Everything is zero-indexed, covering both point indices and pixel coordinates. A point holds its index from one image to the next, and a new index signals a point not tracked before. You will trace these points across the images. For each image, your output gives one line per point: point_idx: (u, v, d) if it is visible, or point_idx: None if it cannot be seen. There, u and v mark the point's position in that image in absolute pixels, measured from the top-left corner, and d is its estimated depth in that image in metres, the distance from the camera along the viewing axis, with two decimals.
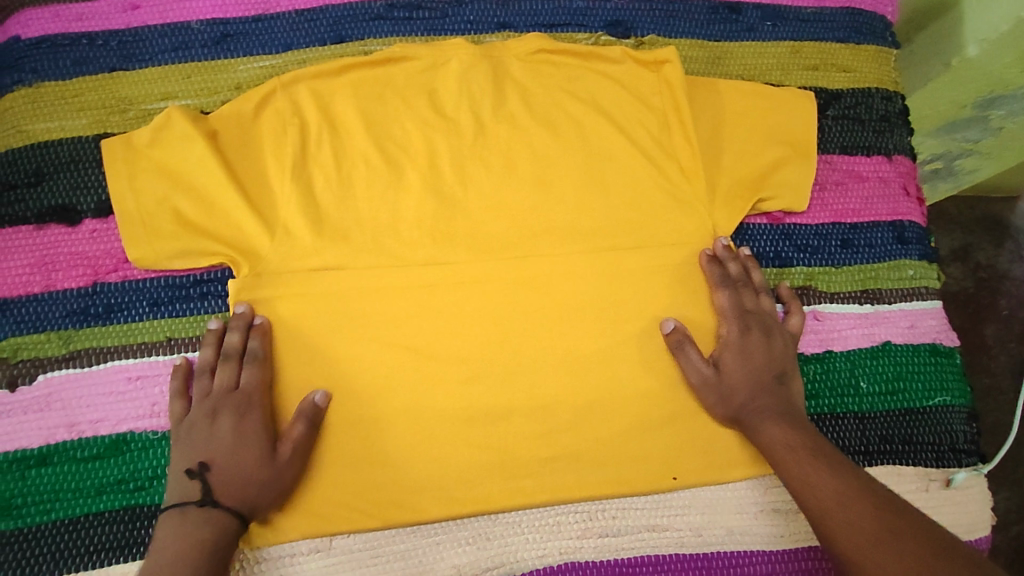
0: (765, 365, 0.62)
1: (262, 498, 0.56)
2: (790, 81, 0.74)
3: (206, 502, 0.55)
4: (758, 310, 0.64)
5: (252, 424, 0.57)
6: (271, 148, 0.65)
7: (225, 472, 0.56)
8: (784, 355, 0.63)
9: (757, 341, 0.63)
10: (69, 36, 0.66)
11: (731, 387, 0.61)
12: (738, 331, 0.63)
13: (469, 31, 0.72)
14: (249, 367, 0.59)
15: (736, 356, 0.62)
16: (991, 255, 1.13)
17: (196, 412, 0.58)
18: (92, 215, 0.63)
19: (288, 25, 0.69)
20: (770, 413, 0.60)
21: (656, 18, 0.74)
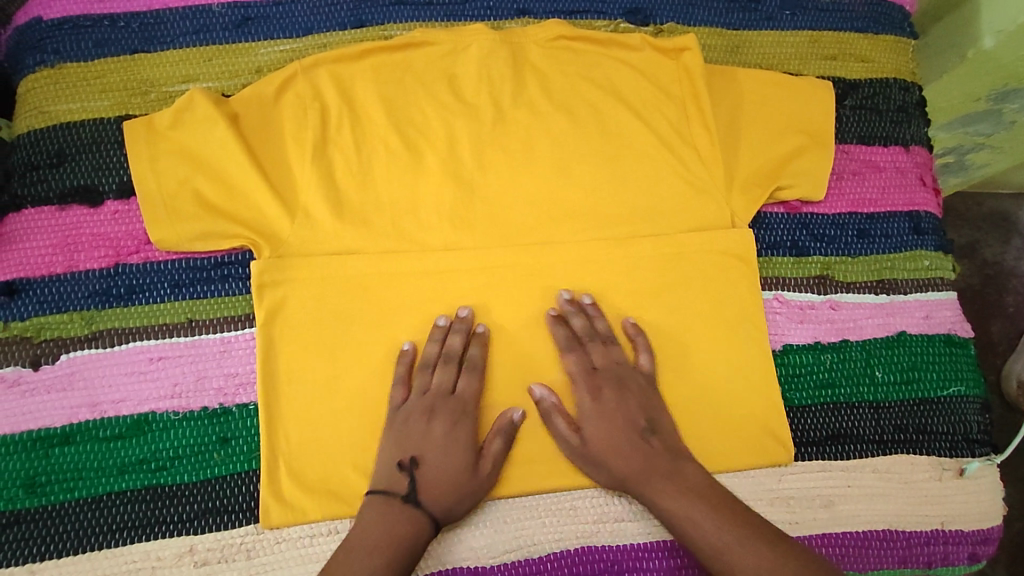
0: (598, 426, 0.59)
1: (451, 503, 0.57)
2: (809, 71, 0.74)
3: (410, 499, 0.56)
4: (612, 364, 0.62)
5: (465, 433, 0.59)
6: (291, 132, 0.65)
7: (445, 480, 0.57)
8: (620, 411, 0.60)
9: (610, 400, 0.60)
10: (91, 17, 0.66)
11: (597, 452, 0.59)
12: (592, 395, 0.60)
13: (488, 17, 0.72)
14: (466, 376, 0.61)
15: (597, 420, 0.60)
16: (998, 251, 1.13)
17: (409, 407, 0.59)
18: (113, 196, 0.63)
19: (309, 9, 0.69)
20: (648, 477, 0.57)
21: (675, 6, 0.74)
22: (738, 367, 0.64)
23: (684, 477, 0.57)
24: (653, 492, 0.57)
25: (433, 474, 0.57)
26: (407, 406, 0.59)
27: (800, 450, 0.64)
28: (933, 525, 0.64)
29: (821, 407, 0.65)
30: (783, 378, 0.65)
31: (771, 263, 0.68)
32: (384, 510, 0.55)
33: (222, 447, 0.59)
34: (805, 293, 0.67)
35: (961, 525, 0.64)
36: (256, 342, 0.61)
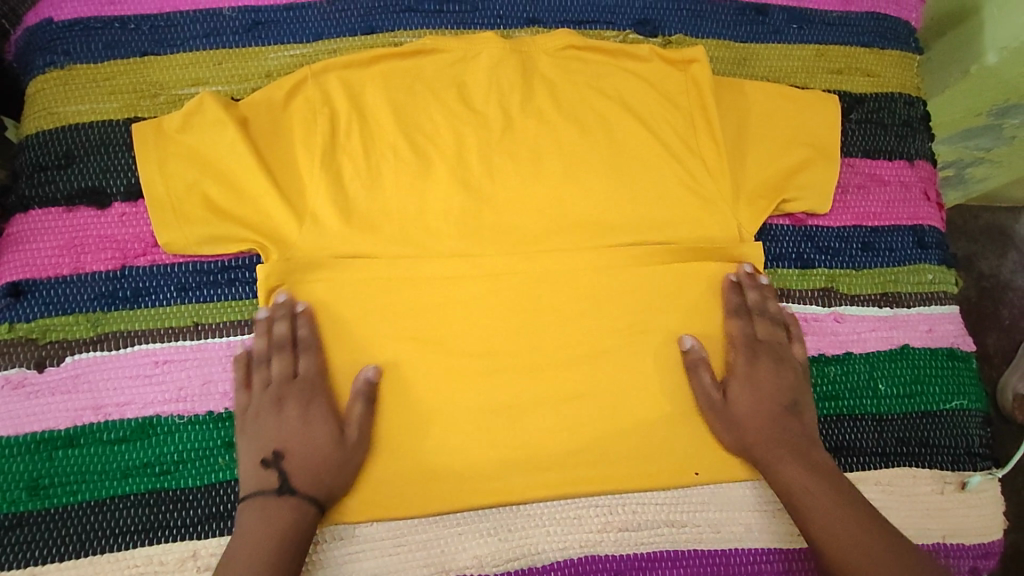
0: (768, 392, 0.63)
1: (331, 482, 0.58)
2: (816, 84, 0.74)
3: (285, 491, 0.56)
4: (773, 338, 0.64)
5: (319, 412, 0.59)
6: (300, 137, 0.65)
7: (304, 460, 0.57)
8: (785, 383, 0.63)
9: (767, 370, 0.63)
10: (101, 19, 0.66)
11: (737, 413, 0.62)
12: (747, 359, 0.63)
13: (499, 26, 0.71)
14: (305, 355, 0.60)
15: (744, 384, 0.63)
16: (994, 264, 1.14)
17: (257, 407, 0.59)
18: (121, 198, 0.63)
19: (320, 14, 0.69)
20: (777, 445, 0.61)
21: (684, 18, 0.74)
22: None
23: (807, 454, 0.60)
24: (777, 460, 0.60)
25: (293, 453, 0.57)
26: (253, 405, 0.59)
27: None
28: (936, 539, 0.64)
29: (824, 419, 0.65)
30: None
31: (775, 274, 0.68)
32: (263, 511, 0.56)
33: (227, 451, 0.59)
34: (809, 305, 0.68)
35: (962, 539, 0.64)
36: (263, 347, 0.61)
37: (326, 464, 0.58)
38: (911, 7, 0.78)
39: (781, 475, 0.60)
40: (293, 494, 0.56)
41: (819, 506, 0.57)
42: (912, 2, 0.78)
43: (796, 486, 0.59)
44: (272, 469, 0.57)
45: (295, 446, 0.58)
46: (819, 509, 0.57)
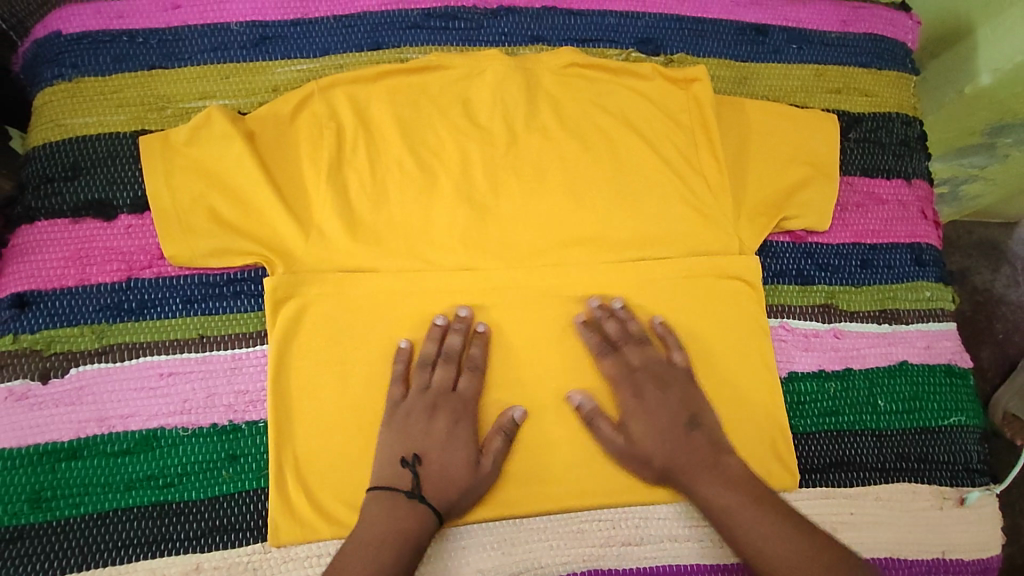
0: (660, 416, 0.61)
1: (455, 499, 0.58)
2: (814, 104, 0.76)
3: (415, 495, 0.57)
4: (648, 362, 0.63)
5: (465, 431, 0.60)
6: (307, 151, 0.66)
7: (445, 473, 0.58)
8: (666, 399, 0.62)
9: (653, 398, 0.62)
10: (110, 32, 0.67)
11: (644, 450, 0.61)
12: (633, 395, 0.62)
13: (503, 43, 0.72)
14: (469, 376, 0.62)
15: (639, 420, 0.62)
16: (988, 279, 1.15)
17: (412, 407, 0.60)
18: (128, 211, 0.63)
19: (326, 30, 0.70)
20: (693, 470, 0.59)
21: (685, 37, 0.75)
22: (742, 394, 0.65)
23: (728, 470, 0.59)
24: (696, 479, 0.59)
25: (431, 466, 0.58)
26: (406, 403, 0.60)
27: (804, 477, 0.64)
28: (935, 555, 0.64)
29: (825, 434, 0.66)
30: (788, 406, 0.66)
31: (776, 291, 0.69)
32: (390, 506, 0.56)
33: (231, 464, 0.59)
34: (809, 321, 0.69)
35: (961, 555, 0.65)
36: (268, 360, 0.61)
37: (441, 484, 0.58)
38: (907, 29, 0.80)
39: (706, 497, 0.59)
40: (424, 499, 0.57)
41: (744, 526, 0.57)
42: (908, 24, 0.80)
43: (724, 506, 0.58)
44: (408, 471, 0.58)
45: (442, 461, 0.59)
46: (756, 533, 0.56)
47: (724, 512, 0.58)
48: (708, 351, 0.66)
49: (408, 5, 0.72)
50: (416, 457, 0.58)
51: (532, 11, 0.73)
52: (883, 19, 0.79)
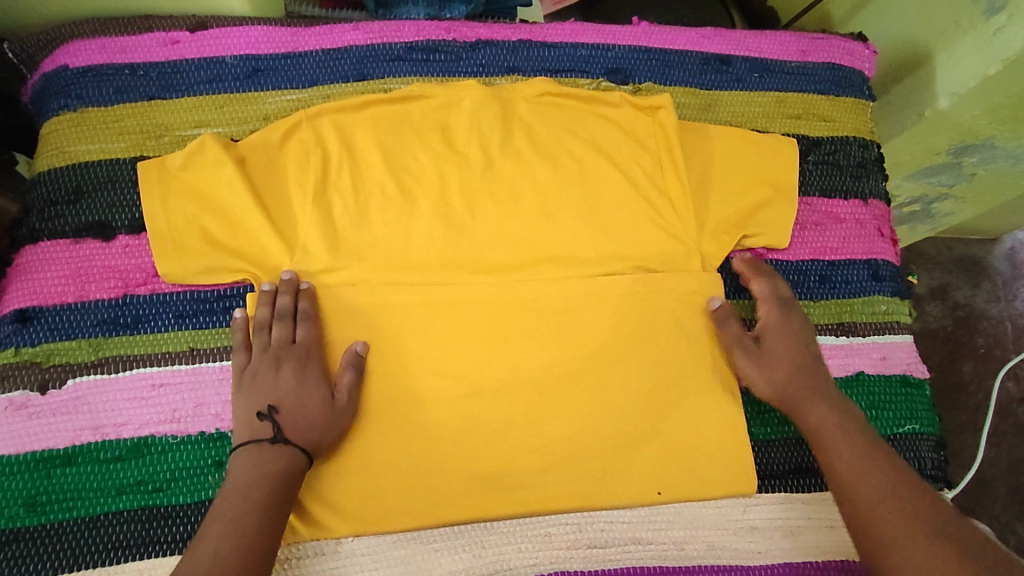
0: (792, 349, 0.69)
1: (319, 437, 0.62)
2: (775, 129, 0.80)
3: (278, 439, 0.60)
4: (789, 299, 0.72)
5: (313, 373, 0.64)
6: (293, 174, 0.70)
7: (302, 421, 0.62)
8: (806, 338, 0.70)
9: (795, 325, 0.70)
10: (113, 66, 0.71)
11: (768, 357, 0.69)
12: (780, 313, 0.71)
13: (481, 74, 0.77)
14: (305, 324, 0.65)
15: (778, 337, 0.70)
16: (968, 294, 1.35)
17: (257, 366, 0.64)
18: (125, 231, 0.67)
19: (315, 62, 0.75)
20: (803, 390, 0.67)
21: (652, 67, 0.80)
22: (703, 402, 0.69)
23: (851, 411, 0.66)
24: (810, 404, 0.67)
25: (286, 416, 0.62)
26: (250, 365, 0.64)
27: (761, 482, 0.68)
28: None
29: (784, 441, 0.71)
30: (749, 415, 0.71)
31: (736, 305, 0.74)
32: (256, 457, 0.59)
33: (216, 470, 0.62)
34: None
35: None
36: None
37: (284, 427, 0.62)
38: (864, 58, 0.85)
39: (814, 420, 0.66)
40: (286, 441, 0.60)
41: (845, 453, 0.63)
42: (866, 53, 0.85)
43: (823, 429, 0.65)
44: (266, 422, 0.61)
45: (293, 408, 0.62)
46: (857, 470, 0.62)
47: (836, 432, 0.64)
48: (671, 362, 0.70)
49: (391, 39, 0.77)
50: (273, 409, 0.62)
51: (508, 44, 0.78)
52: (841, 49, 0.84)
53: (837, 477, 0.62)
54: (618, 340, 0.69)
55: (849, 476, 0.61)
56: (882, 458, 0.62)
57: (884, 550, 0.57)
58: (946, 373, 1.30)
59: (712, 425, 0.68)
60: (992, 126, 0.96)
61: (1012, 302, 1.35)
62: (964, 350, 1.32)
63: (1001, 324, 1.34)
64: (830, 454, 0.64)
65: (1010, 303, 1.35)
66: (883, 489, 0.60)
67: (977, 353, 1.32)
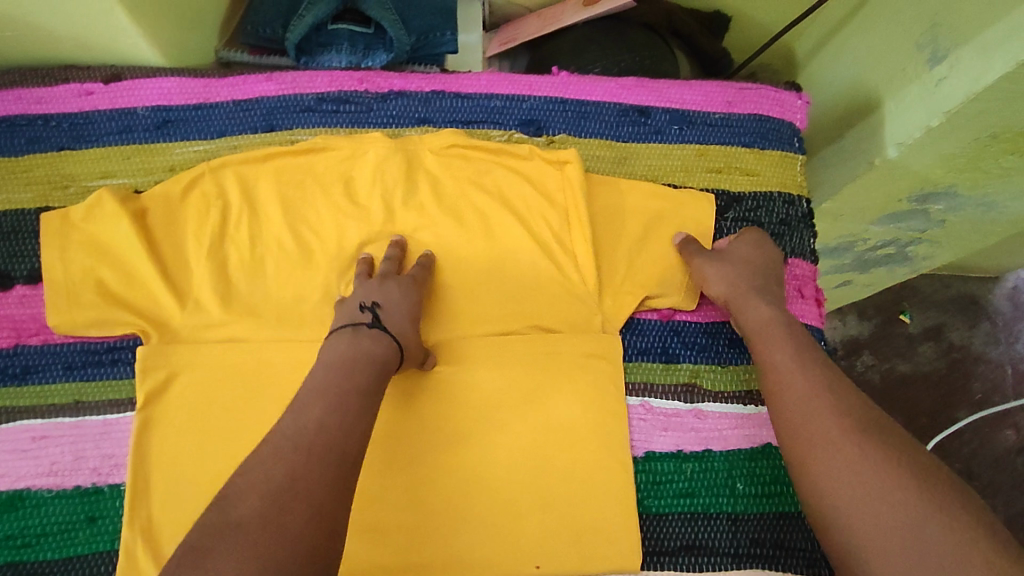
0: (757, 260, 0.71)
1: (411, 343, 0.63)
2: (693, 183, 0.77)
3: (376, 326, 0.60)
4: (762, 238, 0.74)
5: (404, 287, 0.66)
6: (192, 227, 0.70)
7: (398, 317, 0.63)
8: (776, 271, 0.72)
9: (765, 252, 0.72)
10: (27, 117, 0.73)
11: (734, 259, 0.70)
12: (754, 238, 0.73)
13: (390, 125, 0.77)
14: (420, 265, 0.69)
15: (745, 250, 0.72)
16: (966, 335, 1.33)
17: (370, 283, 0.65)
18: (24, 281, 0.68)
19: (224, 113, 0.75)
20: (759, 291, 0.67)
21: (568, 118, 0.78)
22: (591, 470, 0.67)
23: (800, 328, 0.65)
24: (755, 300, 0.66)
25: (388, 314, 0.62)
26: (365, 281, 0.66)
27: (649, 559, 0.67)
28: None
29: (678, 516, 0.68)
30: (642, 486, 0.68)
31: (641, 369, 0.71)
32: (351, 339, 0.59)
33: (88, 526, 0.63)
34: (671, 400, 0.71)
35: None
36: (133, 426, 0.66)
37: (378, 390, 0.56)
38: (795, 109, 0.81)
39: (763, 315, 0.65)
40: (385, 330, 0.60)
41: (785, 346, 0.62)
42: (797, 104, 0.81)
43: (767, 327, 0.64)
44: (368, 313, 0.62)
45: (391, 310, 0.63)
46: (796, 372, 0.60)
47: (775, 327, 0.64)
48: (561, 428, 0.68)
49: (303, 90, 0.76)
50: (375, 303, 0.63)
51: (420, 95, 0.77)
52: (770, 99, 0.81)
53: (772, 383, 0.61)
54: (507, 405, 0.68)
55: (790, 375, 0.60)
56: (824, 368, 0.60)
57: (818, 448, 0.54)
58: (938, 419, 1.27)
59: (596, 497, 0.67)
60: (951, 174, 0.88)
61: (1013, 346, 1.32)
62: (959, 396, 1.29)
63: (1000, 370, 1.31)
64: (768, 362, 0.62)
65: (1011, 346, 1.32)
66: (818, 386, 0.58)
67: (974, 399, 1.29)
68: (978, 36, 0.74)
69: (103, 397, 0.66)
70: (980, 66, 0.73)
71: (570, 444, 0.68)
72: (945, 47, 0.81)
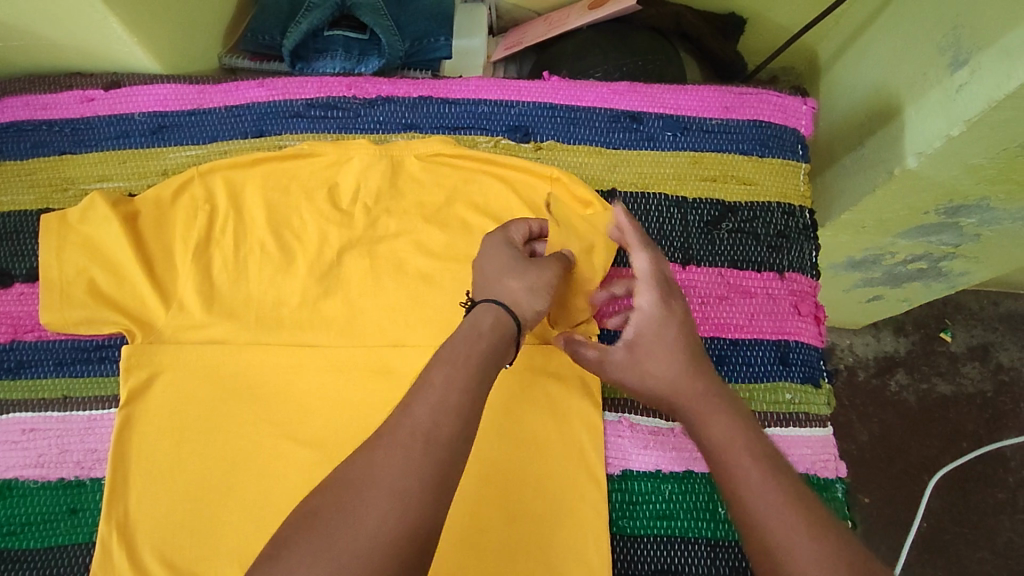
0: (672, 341, 0.58)
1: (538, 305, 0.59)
2: (685, 192, 0.74)
3: (493, 310, 0.56)
4: (649, 267, 0.60)
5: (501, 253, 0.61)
6: (181, 230, 0.72)
7: (517, 287, 0.58)
8: (693, 334, 0.60)
9: (665, 315, 0.59)
10: (33, 122, 0.76)
11: (643, 359, 0.59)
12: (651, 298, 0.59)
13: (377, 131, 0.77)
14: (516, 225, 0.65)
15: (650, 326, 0.59)
16: (1014, 356, 1.24)
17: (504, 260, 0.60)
18: (23, 279, 0.71)
19: (216, 119, 0.77)
20: (697, 402, 0.57)
21: (556, 124, 0.76)
22: (565, 488, 0.65)
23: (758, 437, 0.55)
24: (703, 415, 0.56)
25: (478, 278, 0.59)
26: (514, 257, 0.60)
27: None
28: None
29: (656, 539, 0.65)
30: (619, 506, 0.66)
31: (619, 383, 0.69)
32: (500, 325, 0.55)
33: (70, 517, 0.65)
34: (652, 417, 0.68)
35: None
36: (115, 423, 0.67)
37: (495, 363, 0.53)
38: (799, 114, 0.77)
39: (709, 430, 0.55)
40: (495, 309, 0.56)
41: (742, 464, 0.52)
42: (801, 110, 0.77)
43: (728, 445, 0.54)
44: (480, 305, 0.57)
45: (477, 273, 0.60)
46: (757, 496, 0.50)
47: (729, 446, 0.54)
48: (529, 437, 0.66)
49: (293, 96, 0.78)
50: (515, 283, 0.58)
51: (407, 101, 0.77)
52: (772, 104, 0.77)
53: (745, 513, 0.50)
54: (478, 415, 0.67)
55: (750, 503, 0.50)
56: (790, 488, 0.51)
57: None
58: (981, 444, 1.19)
59: (561, 508, 0.64)
60: (981, 186, 0.82)
61: None
62: (1003, 420, 1.20)
63: None
64: (736, 484, 0.52)
65: None
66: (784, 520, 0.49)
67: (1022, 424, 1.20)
68: (1000, 39, 0.69)
69: (88, 392, 0.68)
70: (1002, 71, 0.68)
71: (537, 455, 0.65)
72: (967, 51, 0.75)
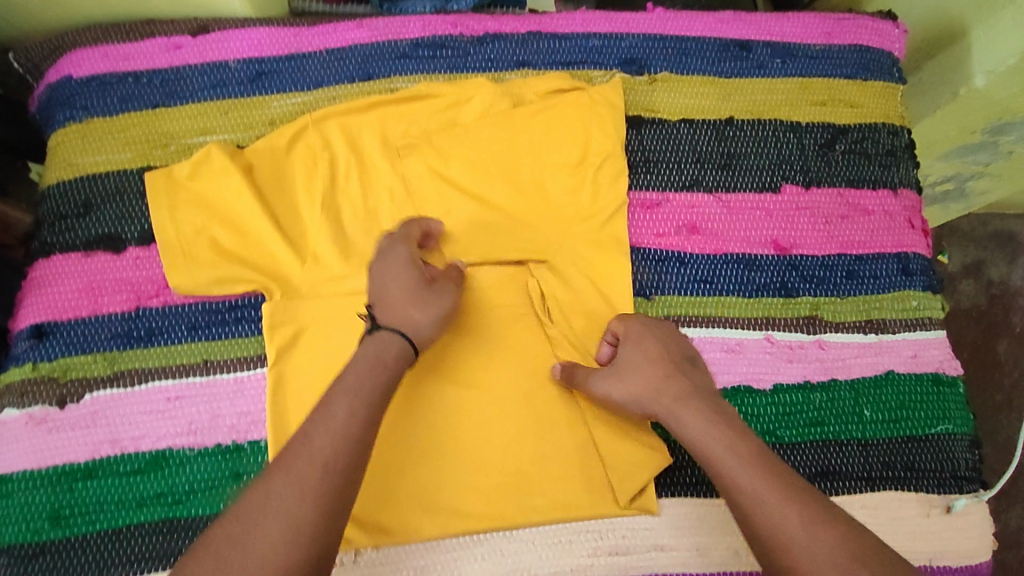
0: (658, 352, 0.62)
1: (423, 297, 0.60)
2: (800, 117, 0.76)
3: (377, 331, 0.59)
4: (645, 330, 0.63)
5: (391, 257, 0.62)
6: (301, 179, 0.69)
7: (393, 302, 0.60)
8: (679, 339, 0.64)
9: (652, 338, 0.63)
10: (116, 74, 0.71)
11: (627, 371, 0.62)
12: (641, 322, 0.64)
13: (489, 69, 0.74)
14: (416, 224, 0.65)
15: (632, 344, 0.63)
16: (1004, 271, 1.27)
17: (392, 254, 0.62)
18: (135, 243, 0.67)
19: (318, 63, 0.72)
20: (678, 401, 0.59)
21: (668, 56, 0.76)
22: None
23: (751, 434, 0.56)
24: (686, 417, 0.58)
25: (384, 299, 0.60)
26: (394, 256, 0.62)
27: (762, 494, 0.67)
28: (920, 561, 0.66)
29: (810, 444, 0.67)
30: (771, 417, 0.68)
31: (761, 305, 0.71)
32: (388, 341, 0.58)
33: (235, 481, 0.63)
34: (795, 333, 0.70)
35: (947, 561, 0.66)
36: (266, 383, 0.65)
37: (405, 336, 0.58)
38: (892, 38, 0.80)
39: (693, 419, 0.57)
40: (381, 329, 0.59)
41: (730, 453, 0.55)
42: (894, 33, 0.80)
43: (708, 439, 0.56)
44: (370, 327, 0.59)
45: (382, 295, 0.60)
46: None
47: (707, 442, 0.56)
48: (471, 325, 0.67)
49: (396, 36, 0.74)
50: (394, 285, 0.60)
51: (517, 37, 0.75)
52: (869, 29, 0.79)
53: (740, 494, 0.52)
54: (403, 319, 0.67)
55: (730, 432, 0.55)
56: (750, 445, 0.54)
57: None
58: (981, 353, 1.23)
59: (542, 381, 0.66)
60: None
61: None
62: (999, 329, 1.24)
63: None
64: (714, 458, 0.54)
65: None
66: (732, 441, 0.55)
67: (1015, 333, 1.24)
68: None
69: (227, 352, 0.65)
70: None
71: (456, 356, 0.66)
72: None
